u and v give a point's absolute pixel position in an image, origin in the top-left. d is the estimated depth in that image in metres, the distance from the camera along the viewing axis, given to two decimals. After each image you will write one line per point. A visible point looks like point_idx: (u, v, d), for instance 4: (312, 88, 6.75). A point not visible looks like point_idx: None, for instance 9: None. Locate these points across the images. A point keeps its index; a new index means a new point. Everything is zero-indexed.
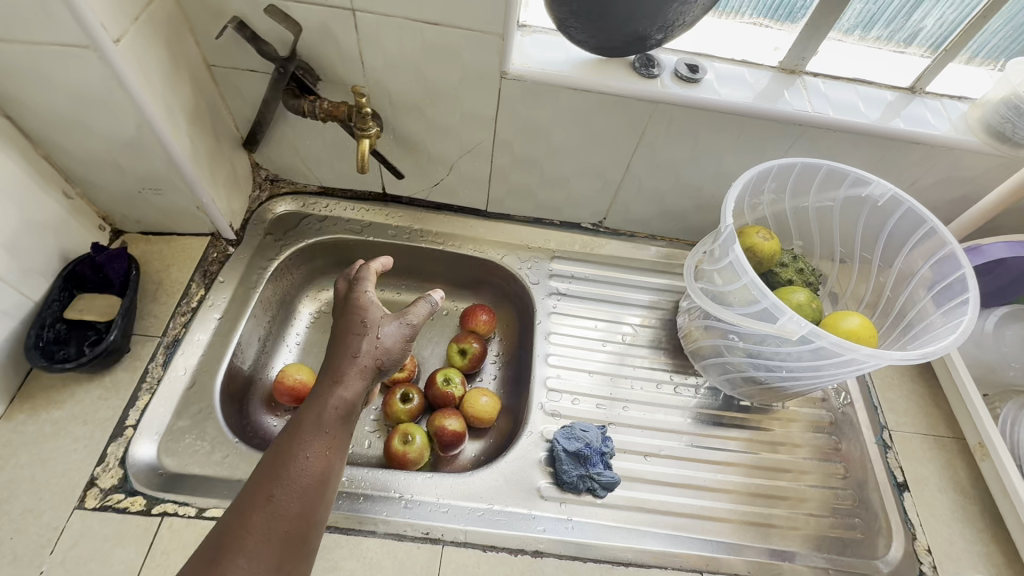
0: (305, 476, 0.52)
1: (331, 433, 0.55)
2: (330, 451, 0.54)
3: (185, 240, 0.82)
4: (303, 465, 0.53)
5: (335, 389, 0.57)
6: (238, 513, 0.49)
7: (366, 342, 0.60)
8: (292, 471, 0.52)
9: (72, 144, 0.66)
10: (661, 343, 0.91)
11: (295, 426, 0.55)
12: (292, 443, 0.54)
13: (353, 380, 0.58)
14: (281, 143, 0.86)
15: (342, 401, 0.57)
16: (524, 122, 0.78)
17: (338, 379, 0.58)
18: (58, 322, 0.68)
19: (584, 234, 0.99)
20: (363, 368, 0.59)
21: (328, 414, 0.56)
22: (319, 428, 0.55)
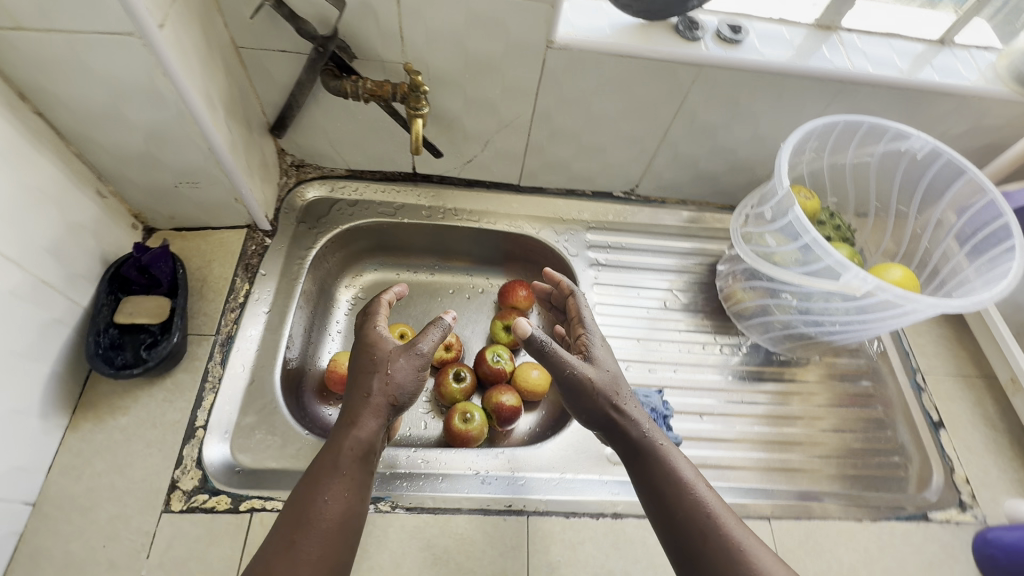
0: (328, 519, 0.51)
1: (350, 472, 0.54)
2: (351, 491, 0.53)
3: (221, 234, 0.80)
4: (325, 509, 0.51)
5: (351, 429, 0.55)
6: (262, 562, 0.48)
7: (378, 379, 0.58)
8: (314, 513, 0.51)
9: (107, 140, 0.62)
10: (700, 306, 0.94)
11: (315, 468, 0.54)
12: (312, 484, 0.53)
13: (368, 418, 0.56)
14: (309, 126, 0.83)
15: (359, 439, 0.55)
16: (566, 92, 0.77)
17: (353, 419, 0.56)
18: (110, 327, 0.66)
19: (617, 203, 0.99)
20: (377, 405, 0.56)
21: (345, 454, 0.54)
22: (337, 468, 0.53)
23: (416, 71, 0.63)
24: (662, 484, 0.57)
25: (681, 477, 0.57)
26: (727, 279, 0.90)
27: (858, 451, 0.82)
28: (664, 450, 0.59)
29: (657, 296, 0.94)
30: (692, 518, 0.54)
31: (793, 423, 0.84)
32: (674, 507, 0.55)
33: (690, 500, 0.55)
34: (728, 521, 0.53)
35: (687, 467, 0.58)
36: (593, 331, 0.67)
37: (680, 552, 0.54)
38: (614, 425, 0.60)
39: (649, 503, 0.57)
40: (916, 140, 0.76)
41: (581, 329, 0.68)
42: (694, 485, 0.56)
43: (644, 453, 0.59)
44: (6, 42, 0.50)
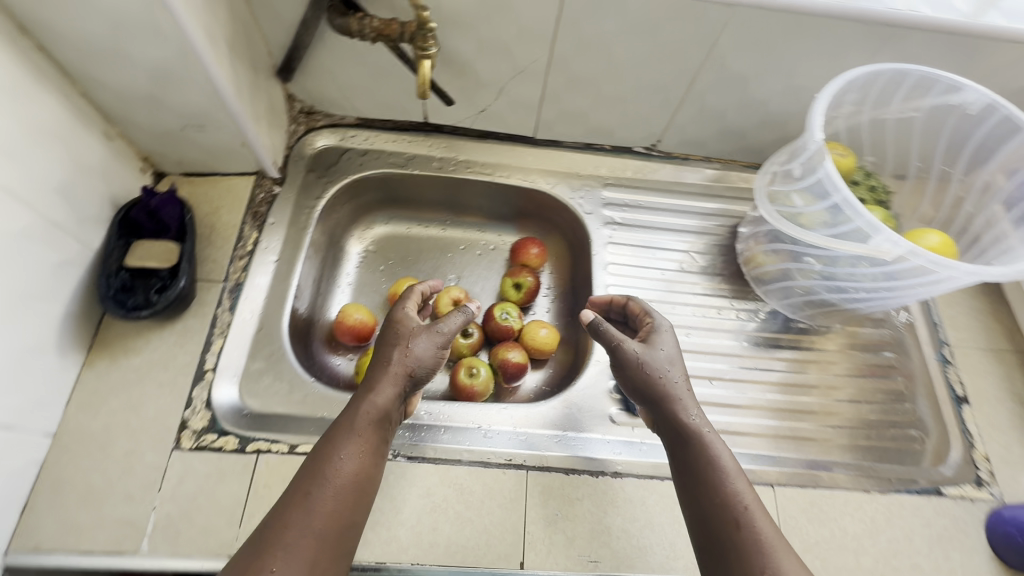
0: (344, 474, 0.52)
1: (367, 432, 0.55)
2: (368, 450, 0.54)
3: (230, 180, 0.79)
4: (341, 465, 0.52)
5: (369, 392, 0.56)
6: (277, 510, 0.49)
7: (399, 349, 0.59)
8: (331, 468, 0.52)
9: (111, 78, 0.61)
10: (718, 269, 0.90)
11: (333, 428, 0.55)
12: (331, 442, 0.54)
13: (387, 384, 0.57)
14: (317, 70, 0.80)
15: (377, 403, 0.56)
16: (586, 35, 0.72)
17: (371, 383, 0.57)
18: (121, 271, 0.67)
19: (636, 159, 0.94)
20: (396, 375, 0.58)
21: (361, 415, 0.55)
22: (355, 428, 0.54)
23: (422, 6, 0.59)
24: (701, 474, 0.55)
25: (722, 472, 0.54)
26: (748, 243, 0.86)
27: (875, 422, 0.79)
28: (708, 438, 0.57)
29: (673, 258, 0.91)
30: (721, 513, 0.52)
31: (808, 392, 0.81)
32: (707, 499, 0.53)
33: (725, 496, 0.53)
34: (762, 524, 0.51)
35: (731, 462, 0.55)
36: (661, 322, 0.66)
37: (709, 544, 0.52)
38: (665, 412, 0.59)
39: (685, 490, 0.56)
40: (971, 93, 0.69)
41: (649, 320, 0.68)
42: (734, 481, 0.53)
43: (686, 440, 0.57)
44: None
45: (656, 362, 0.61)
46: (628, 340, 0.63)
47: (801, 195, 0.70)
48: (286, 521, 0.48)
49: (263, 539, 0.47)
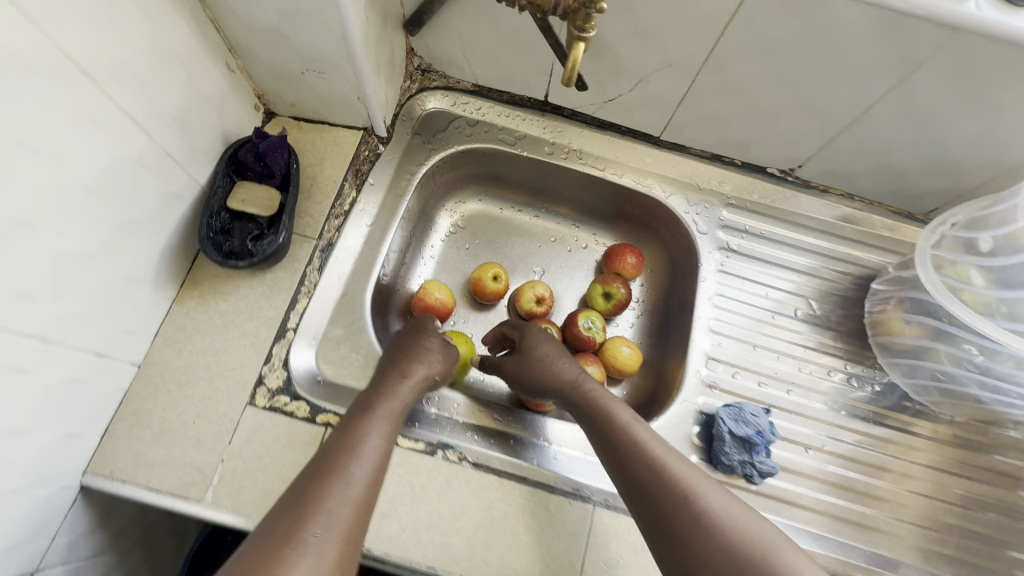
0: (369, 457, 0.48)
1: (386, 424, 0.53)
2: (387, 442, 0.52)
3: (337, 132, 0.75)
4: (365, 448, 0.49)
5: (382, 391, 0.56)
6: (299, 489, 0.44)
7: (398, 365, 0.61)
8: (353, 450, 0.48)
9: (246, 11, 0.57)
10: (837, 324, 0.80)
11: (344, 423, 0.52)
12: (346, 431, 0.51)
13: (400, 387, 0.58)
14: (447, 29, 0.73)
15: (390, 404, 0.55)
16: (762, 39, 0.62)
17: (381, 386, 0.57)
18: (222, 212, 0.65)
19: (767, 182, 0.84)
20: (418, 373, 0.60)
21: (381, 410, 0.54)
22: (375, 416, 0.53)
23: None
24: (636, 460, 0.53)
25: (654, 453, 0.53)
26: (882, 303, 0.75)
27: (983, 537, 0.68)
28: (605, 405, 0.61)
29: (786, 301, 0.81)
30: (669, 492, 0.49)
31: (926, 488, 0.70)
32: (647, 481, 0.51)
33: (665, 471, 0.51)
34: (713, 497, 0.48)
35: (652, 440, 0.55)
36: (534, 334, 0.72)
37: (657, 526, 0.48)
38: (585, 411, 0.62)
39: (624, 481, 0.53)
40: None
41: (514, 333, 0.76)
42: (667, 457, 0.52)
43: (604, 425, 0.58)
44: None
45: (545, 357, 0.70)
46: (507, 360, 0.73)
47: (983, 272, 0.62)
48: (319, 490, 0.43)
49: (285, 520, 0.41)
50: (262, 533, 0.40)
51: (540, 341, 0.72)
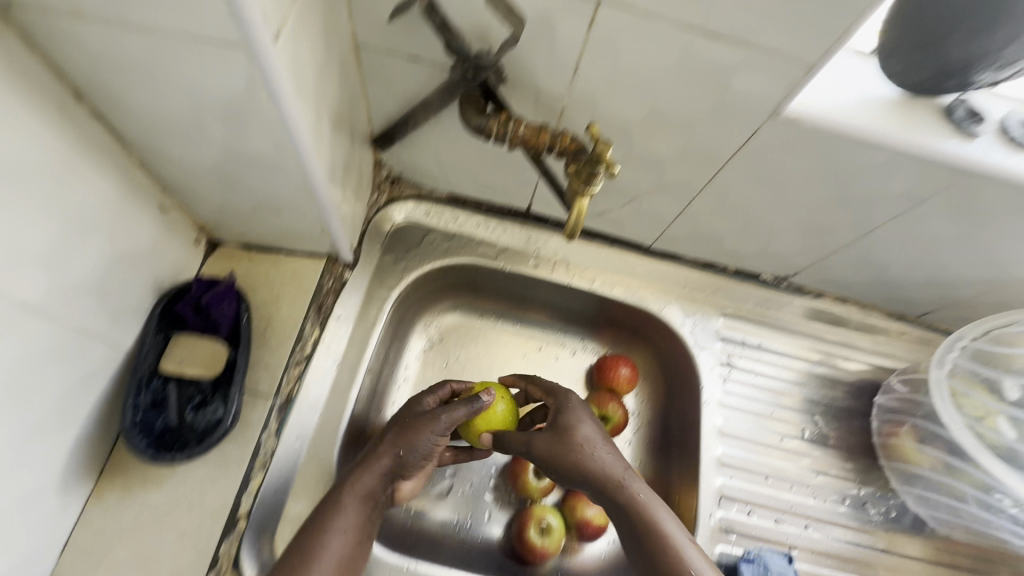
0: (330, 557, 0.50)
1: (354, 514, 0.53)
2: (355, 537, 0.53)
3: (295, 261, 0.65)
4: (328, 545, 0.50)
5: (357, 475, 0.55)
6: None
7: (393, 436, 0.57)
8: (315, 547, 0.50)
9: (182, 156, 0.48)
10: (849, 441, 0.75)
11: (325, 500, 0.54)
12: (317, 518, 0.52)
13: (375, 468, 0.55)
14: (419, 146, 0.66)
15: (365, 492, 0.54)
16: (764, 172, 0.58)
17: (359, 467, 0.55)
18: (153, 378, 0.53)
19: (761, 288, 0.80)
20: (387, 458, 0.55)
21: (350, 495, 0.53)
22: (341, 505, 0.53)
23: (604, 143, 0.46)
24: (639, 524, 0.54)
25: (654, 518, 0.55)
26: (892, 425, 0.71)
27: None
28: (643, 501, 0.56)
29: (793, 420, 0.75)
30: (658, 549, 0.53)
31: None
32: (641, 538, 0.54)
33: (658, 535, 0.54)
34: (693, 556, 0.53)
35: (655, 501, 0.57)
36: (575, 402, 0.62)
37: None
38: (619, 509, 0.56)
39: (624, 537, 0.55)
40: None
41: (548, 398, 0.65)
42: (661, 517, 0.55)
43: (601, 488, 0.56)
44: (64, 34, 0.35)
45: (572, 420, 0.61)
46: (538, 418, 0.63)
47: (1012, 420, 0.59)
48: None
49: None
50: None
51: (582, 414, 0.62)
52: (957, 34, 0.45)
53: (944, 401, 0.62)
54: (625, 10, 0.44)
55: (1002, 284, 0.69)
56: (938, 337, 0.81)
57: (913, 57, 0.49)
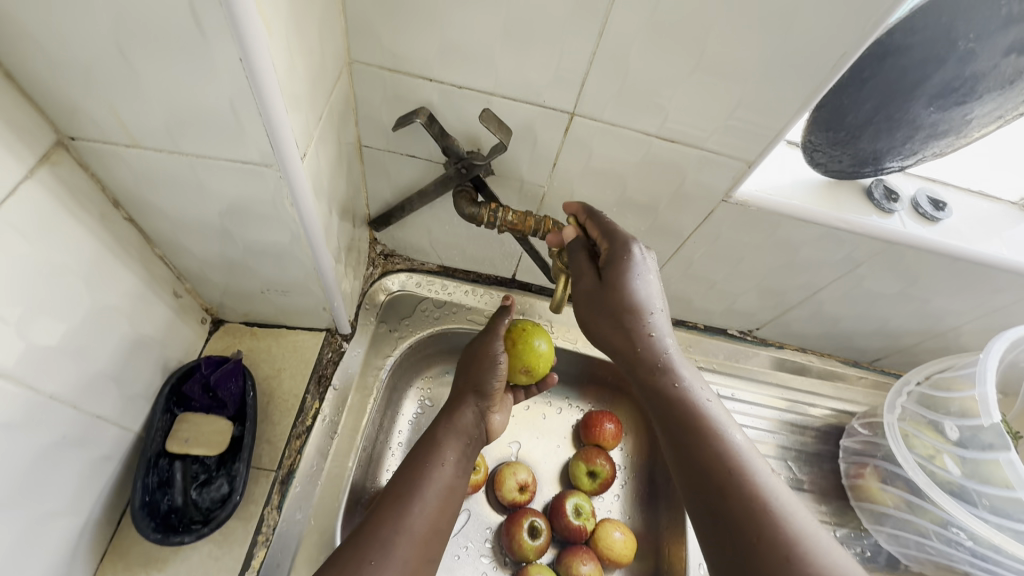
0: (436, 482, 0.60)
1: (456, 448, 0.64)
2: (455, 464, 0.63)
3: (296, 336, 0.69)
4: (433, 478, 0.60)
5: (452, 420, 0.66)
6: (374, 517, 0.55)
7: (471, 381, 0.69)
8: (422, 480, 0.59)
9: (201, 249, 0.53)
10: (821, 485, 0.80)
11: (422, 445, 0.64)
12: (419, 458, 0.62)
13: (466, 411, 0.68)
14: (412, 225, 0.72)
15: (457, 429, 0.66)
16: (722, 244, 0.66)
17: (453, 410, 0.68)
18: (161, 458, 0.55)
19: (730, 342, 0.86)
20: (466, 401, 0.68)
21: (447, 434, 0.65)
22: (442, 445, 0.63)
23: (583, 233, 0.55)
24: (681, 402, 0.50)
25: (713, 423, 0.48)
26: (858, 466, 0.77)
27: None
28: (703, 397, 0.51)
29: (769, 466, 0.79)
30: (724, 468, 0.45)
31: None
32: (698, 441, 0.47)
33: (721, 446, 0.47)
34: (776, 486, 0.44)
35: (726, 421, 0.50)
36: (623, 241, 0.52)
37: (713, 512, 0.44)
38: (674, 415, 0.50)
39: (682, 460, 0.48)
40: None
41: (604, 240, 0.53)
42: (728, 428, 0.48)
43: (653, 397, 0.51)
44: (116, 158, 0.41)
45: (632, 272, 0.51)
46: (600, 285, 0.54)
47: (958, 459, 0.65)
48: (377, 533, 0.53)
49: (362, 541, 0.53)
50: (350, 543, 0.53)
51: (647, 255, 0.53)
52: (865, 135, 0.55)
53: (900, 447, 0.70)
54: (595, 119, 0.52)
55: (937, 332, 0.78)
56: (890, 381, 0.88)
57: (833, 152, 0.58)
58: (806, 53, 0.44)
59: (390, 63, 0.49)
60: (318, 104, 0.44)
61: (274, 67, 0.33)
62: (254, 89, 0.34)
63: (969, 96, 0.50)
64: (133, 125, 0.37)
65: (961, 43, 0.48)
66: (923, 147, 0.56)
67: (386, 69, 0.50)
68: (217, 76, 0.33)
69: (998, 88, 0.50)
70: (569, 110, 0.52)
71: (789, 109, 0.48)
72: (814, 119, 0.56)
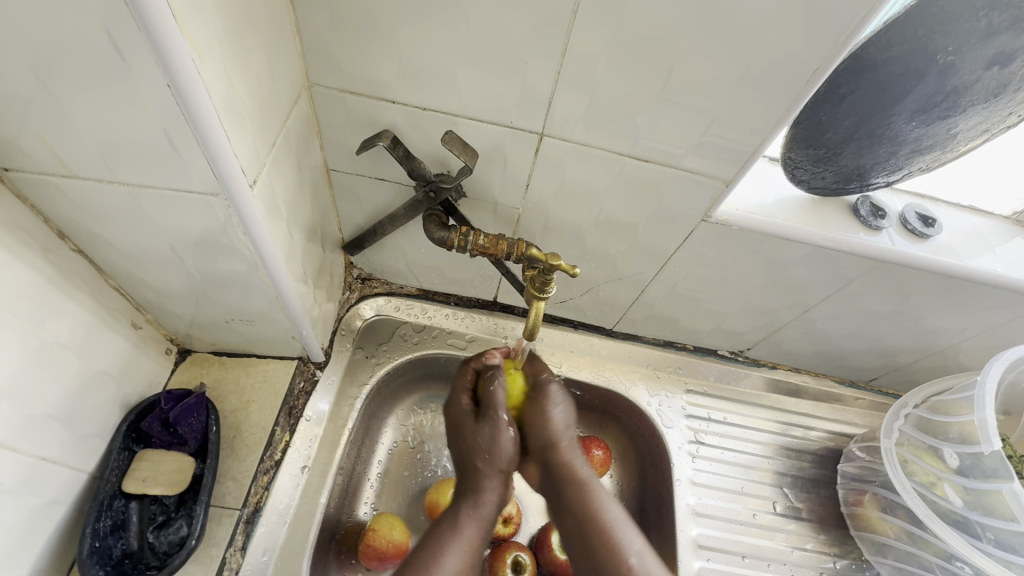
0: (449, 574, 0.50)
1: (470, 533, 0.54)
2: (469, 551, 0.53)
3: (267, 365, 0.66)
4: (445, 563, 0.51)
5: (474, 499, 0.56)
6: None
7: (485, 453, 0.58)
8: (433, 566, 0.51)
9: (158, 279, 0.51)
10: (821, 513, 0.76)
11: (435, 530, 0.54)
12: (429, 544, 0.53)
13: (489, 488, 0.57)
14: (387, 248, 0.69)
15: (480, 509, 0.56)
16: (706, 263, 0.63)
17: (473, 485, 0.57)
18: (116, 499, 0.53)
19: (721, 363, 0.82)
20: (495, 471, 0.58)
21: (466, 518, 0.55)
22: (458, 531, 0.54)
23: (557, 256, 0.52)
24: (587, 529, 0.54)
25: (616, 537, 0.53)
26: (856, 493, 0.74)
27: None
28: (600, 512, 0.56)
29: (765, 494, 0.76)
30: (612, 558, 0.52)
31: None
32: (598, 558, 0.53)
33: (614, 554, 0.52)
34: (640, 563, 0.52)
35: (624, 523, 0.55)
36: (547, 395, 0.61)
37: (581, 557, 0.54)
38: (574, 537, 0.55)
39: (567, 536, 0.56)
40: None
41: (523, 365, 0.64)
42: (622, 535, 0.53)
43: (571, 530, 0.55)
44: (61, 191, 0.41)
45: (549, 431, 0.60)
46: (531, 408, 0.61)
47: (959, 489, 0.61)
48: None
49: None
50: None
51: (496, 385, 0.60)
52: (847, 151, 0.53)
53: (899, 474, 0.67)
54: (564, 140, 0.51)
55: (935, 350, 0.75)
56: (890, 401, 0.84)
57: (816, 168, 0.56)
58: (773, 70, 0.42)
59: (349, 85, 0.48)
60: (270, 128, 0.43)
61: (208, 94, 0.33)
62: (186, 114, 0.33)
63: (952, 110, 0.49)
64: (67, 154, 0.37)
65: (941, 56, 0.46)
66: (907, 163, 0.55)
67: (346, 92, 0.49)
68: (147, 102, 0.33)
69: (982, 101, 0.48)
70: (536, 131, 0.50)
71: (761, 127, 0.47)
72: (793, 136, 0.55)
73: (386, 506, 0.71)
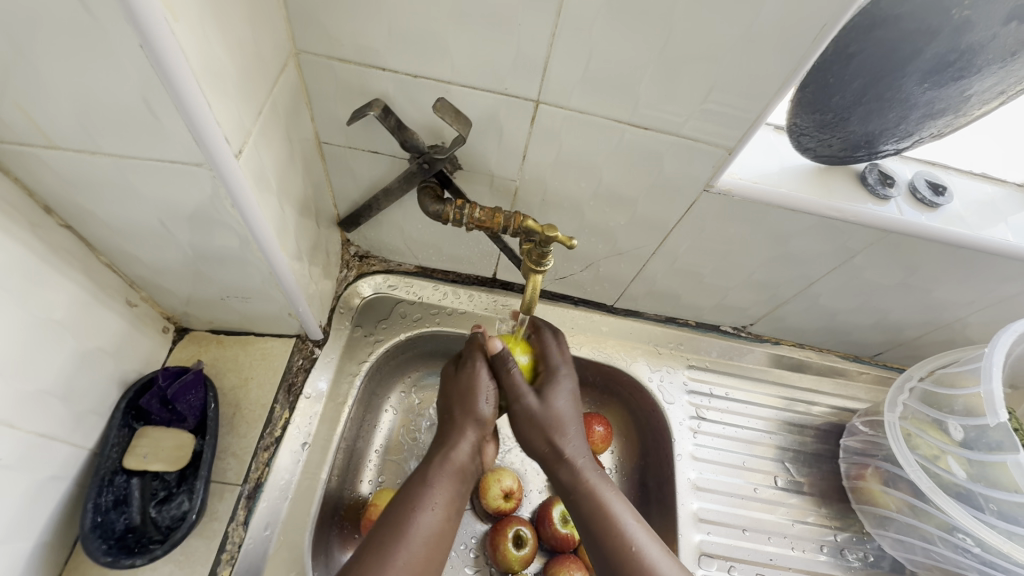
0: (423, 531, 0.50)
1: (443, 492, 0.54)
2: (445, 508, 0.53)
3: (266, 343, 0.66)
4: (419, 523, 0.51)
5: (447, 455, 0.56)
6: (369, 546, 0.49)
7: (472, 413, 0.58)
8: (409, 525, 0.50)
9: (148, 256, 0.51)
10: (823, 487, 0.76)
11: (409, 484, 0.54)
12: (407, 497, 0.53)
13: (466, 443, 0.57)
14: (383, 224, 0.68)
15: (455, 465, 0.56)
16: (708, 235, 0.62)
17: (448, 441, 0.57)
18: (117, 475, 0.53)
19: (723, 338, 0.81)
20: (471, 427, 0.58)
21: (439, 472, 0.55)
22: (431, 488, 0.53)
23: (554, 228, 0.51)
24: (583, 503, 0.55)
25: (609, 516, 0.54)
26: (859, 467, 0.74)
27: None
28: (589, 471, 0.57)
29: (766, 467, 0.76)
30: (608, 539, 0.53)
31: None
32: (597, 535, 0.53)
33: (614, 537, 0.53)
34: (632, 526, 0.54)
35: (623, 508, 0.55)
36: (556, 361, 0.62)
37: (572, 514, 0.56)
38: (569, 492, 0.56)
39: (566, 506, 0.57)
40: None
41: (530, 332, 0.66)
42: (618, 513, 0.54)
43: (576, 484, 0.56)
44: (45, 164, 0.40)
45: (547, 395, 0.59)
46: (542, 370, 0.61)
47: (963, 462, 0.61)
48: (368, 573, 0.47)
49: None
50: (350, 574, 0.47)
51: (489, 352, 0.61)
52: (855, 117, 0.51)
53: (903, 448, 0.67)
54: (562, 108, 0.49)
55: (942, 324, 0.73)
56: (894, 376, 0.83)
57: (822, 136, 0.54)
58: (779, 27, 0.40)
59: (338, 53, 0.46)
60: (256, 96, 0.42)
61: (184, 55, 0.32)
62: (162, 77, 0.32)
63: (967, 70, 0.47)
64: (47, 124, 0.36)
65: (955, 11, 0.44)
66: (918, 129, 0.53)
67: (336, 59, 0.47)
68: (120, 65, 0.32)
69: (999, 60, 0.46)
70: (532, 99, 0.48)
71: (764, 92, 0.45)
72: (799, 102, 0.53)
73: (388, 482, 0.72)
